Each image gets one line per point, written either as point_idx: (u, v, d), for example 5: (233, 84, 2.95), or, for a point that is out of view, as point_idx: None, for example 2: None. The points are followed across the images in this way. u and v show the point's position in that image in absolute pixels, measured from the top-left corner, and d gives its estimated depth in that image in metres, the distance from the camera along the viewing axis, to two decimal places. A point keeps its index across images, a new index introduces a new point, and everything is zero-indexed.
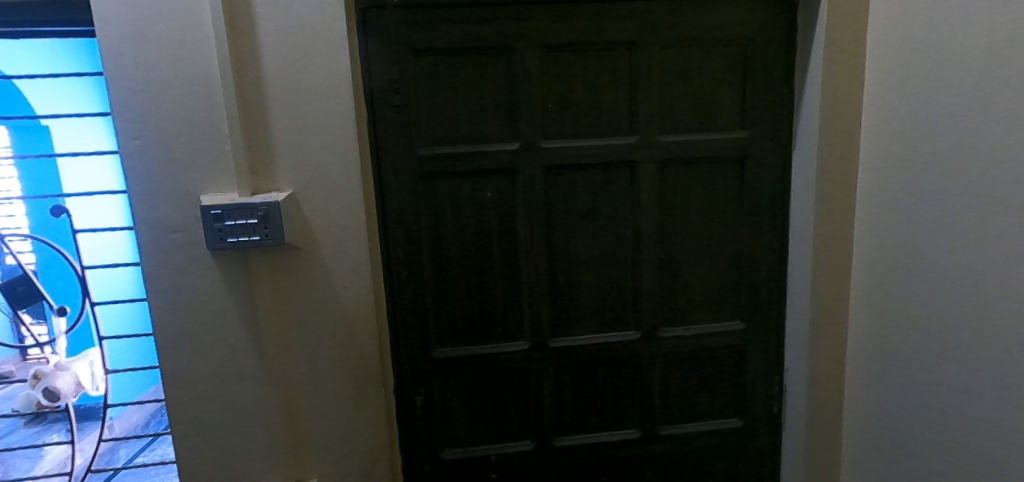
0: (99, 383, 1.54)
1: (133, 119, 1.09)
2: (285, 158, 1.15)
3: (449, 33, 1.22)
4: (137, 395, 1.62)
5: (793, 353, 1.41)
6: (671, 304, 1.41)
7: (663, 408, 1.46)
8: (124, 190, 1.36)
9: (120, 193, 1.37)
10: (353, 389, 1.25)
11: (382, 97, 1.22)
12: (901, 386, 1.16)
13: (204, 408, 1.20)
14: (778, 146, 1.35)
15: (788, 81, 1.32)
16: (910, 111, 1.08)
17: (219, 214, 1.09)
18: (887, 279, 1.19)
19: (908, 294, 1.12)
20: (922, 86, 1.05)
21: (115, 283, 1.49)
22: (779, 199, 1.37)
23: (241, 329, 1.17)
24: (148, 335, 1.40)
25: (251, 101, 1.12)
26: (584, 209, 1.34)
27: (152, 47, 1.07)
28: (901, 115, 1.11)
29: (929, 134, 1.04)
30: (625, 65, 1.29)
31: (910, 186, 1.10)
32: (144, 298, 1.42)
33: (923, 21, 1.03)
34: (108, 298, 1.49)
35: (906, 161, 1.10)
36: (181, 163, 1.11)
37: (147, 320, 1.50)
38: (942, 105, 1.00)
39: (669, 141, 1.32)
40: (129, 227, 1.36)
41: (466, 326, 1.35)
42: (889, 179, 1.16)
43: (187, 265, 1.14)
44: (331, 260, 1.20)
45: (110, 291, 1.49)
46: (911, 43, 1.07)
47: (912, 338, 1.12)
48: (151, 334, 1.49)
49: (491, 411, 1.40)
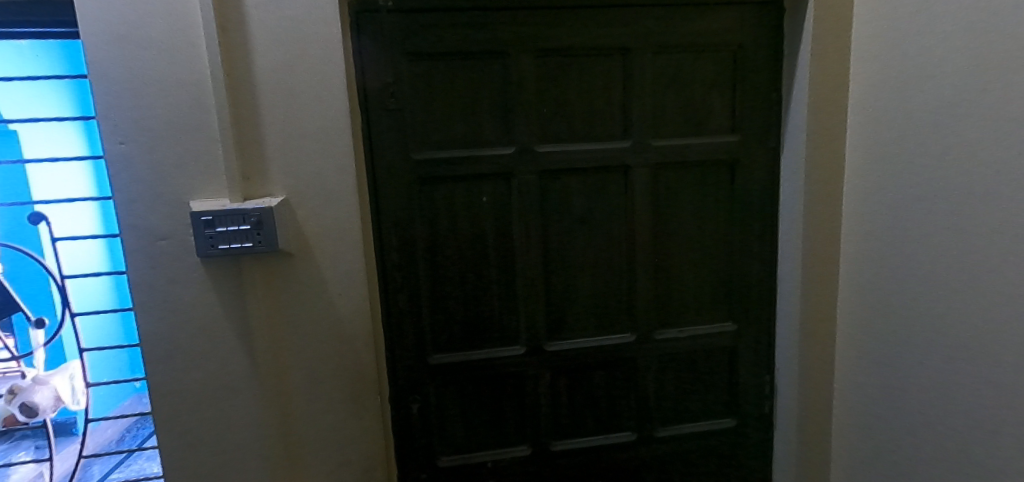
0: (78, 397, 1.47)
1: (119, 124, 1.05)
2: (278, 164, 1.13)
3: (443, 38, 1.21)
4: (114, 408, 1.49)
5: (784, 353, 1.44)
6: (664, 306, 1.42)
7: (659, 411, 1.47)
8: (109, 197, 1.37)
9: (104, 201, 1.39)
10: (348, 398, 1.23)
11: (377, 102, 1.20)
12: (892, 383, 1.19)
13: (193, 421, 1.16)
14: (766, 150, 1.37)
15: (775, 86, 1.35)
16: (895, 117, 1.12)
17: (210, 220, 1.06)
18: (874, 279, 1.22)
19: (896, 292, 1.15)
20: (908, 91, 1.08)
21: (94, 293, 1.43)
22: (769, 202, 1.40)
23: (233, 338, 1.14)
24: (133, 345, 1.45)
25: (243, 104, 1.09)
26: (580, 213, 1.34)
27: (139, 49, 1.04)
28: (885, 121, 1.15)
29: (914, 139, 1.07)
30: (618, 70, 1.30)
31: (896, 189, 1.13)
32: (128, 308, 1.43)
33: (908, 29, 1.06)
34: (89, 308, 1.43)
35: (891, 165, 1.14)
36: (170, 168, 1.08)
37: (131, 331, 1.46)
38: (926, 111, 1.04)
39: (662, 145, 1.34)
40: (115, 235, 1.39)
41: (461, 331, 1.34)
42: (875, 181, 1.19)
43: (176, 273, 1.10)
44: (325, 266, 1.17)
45: (90, 301, 1.43)
46: (895, 49, 1.10)
47: (900, 337, 1.15)
48: (135, 345, 1.44)
49: (488, 417, 1.39)
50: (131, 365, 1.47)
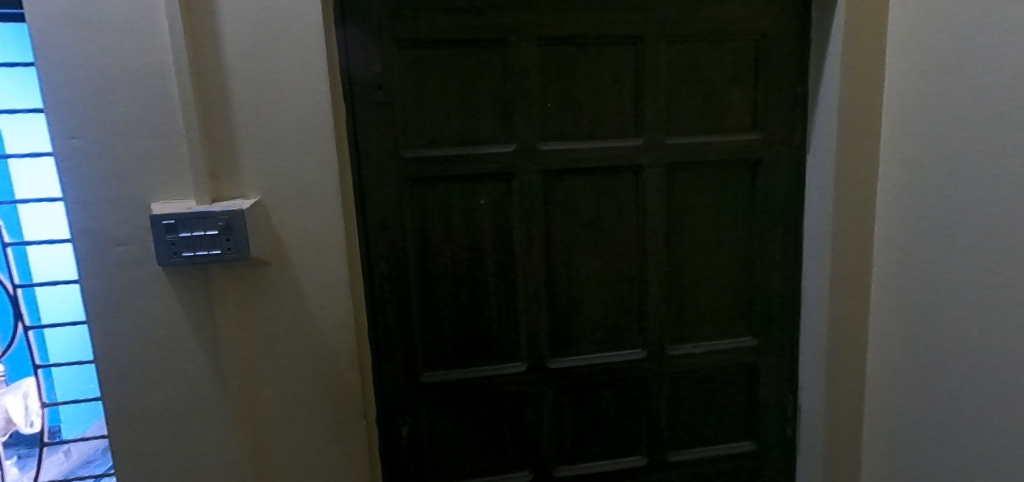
0: (31, 419, 1.32)
1: (71, 115, 0.93)
2: (251, 162, 1.01)
3: (437, 23, 1.10)
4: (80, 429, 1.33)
5: (808, 372, 1.31)
6: (678, 319, 1.30)
7: (672, 432, 1.35)
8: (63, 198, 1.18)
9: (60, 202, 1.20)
10: (330, 422, 1.11)
11: (363, 94, 1.09)
12: (927, 409, 1.07)
13: (157, 447, 1.04)
14: (790, 149, 1.26)
15: (802, 79, 1.23)
16: (932, 113, 1.00)
17: (172, 225, 0.94)
18: (906, 292, 1.10)
19: (930, 308, 1.04)
20: (946, 84, 0.96)
21: (55, 303, 1.24)
22: (793, 206, 1.27)
23: (201, 356, 1.02)
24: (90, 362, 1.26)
25: (212, 94, 0.98)
26: (586, 217, 1.23)
27: (93, 31, 0.92)
28: (921, 118, 1.03)
29: (954, 139, 0.95)
30: (630, 61, 1.19)
31: (932, 194, 1.02)
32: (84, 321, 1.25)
33: (944, 14, 0.95)
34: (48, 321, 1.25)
35: (927, 167, 1.02)
36: (129, 165, 0.96)
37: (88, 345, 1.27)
38: (968, 107, 0.92)
39: (676, 143, 1.22)
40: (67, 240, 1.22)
41: (456, 347, 1.22)
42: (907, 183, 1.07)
43: (135, 283, 0.99)
44: (303, 276, 1.06)
45: (50, 312, 1.24)
46: (931, 36, 0.99)
47: (936, 357, 1.04)
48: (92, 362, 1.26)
49: (485, 440, 1.27)
50: (87, 385, 1.30)
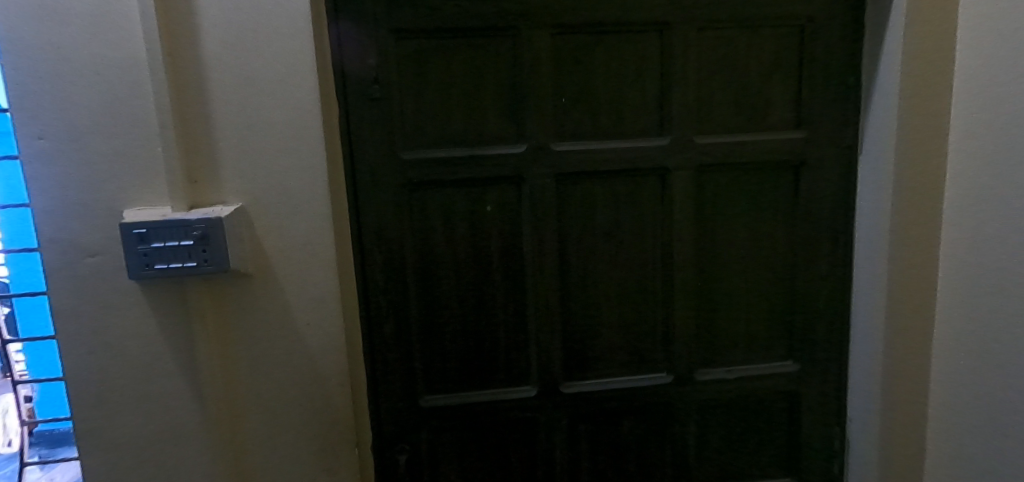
0: (11, 437, 1.10)
1: (36, 114, 0.85)
2: (232, 165, 0.92)
3: (438, 11, 0.99)
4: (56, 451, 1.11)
5: (859, 404, 1.16)
6: (709, 340, 1.16)
7: (700, 466, 1.21)
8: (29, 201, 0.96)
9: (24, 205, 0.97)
10: (318, 450, 1.01)
11: (357, 89, 0.99)
12: (993, 457, 0.91)
13: (133, 474, 0.96)
14: (840, 150, 1.10)
15: (854, 70, 1.08)
16: (1001, 110, 0.85)
17: (144, 234, 0.85)
18: (971, 318, 0.94)
19: (1004, 339, 0.88)
20: (1018, 74, 0.81)
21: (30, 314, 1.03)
22: (843, 214, 1.12)
23: (178, 378, 0.94)
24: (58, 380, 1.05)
25: (189, 91, 0.89)
26: (605, 225, 1.10)
27: (59, 23, 0.84)
28: (989, 115, 0.88)
29: None
30: (656, 51, 1.06)
31: (1000, 205, 0.86)
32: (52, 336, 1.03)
33: None
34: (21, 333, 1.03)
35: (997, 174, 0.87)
36: (99, 169, 0.87)
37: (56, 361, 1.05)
38: None
39: (708, 143, 1.08)
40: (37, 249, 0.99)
41: (459, 368, 1.11)
42: (975, 190, 0.91)
43: (108, 297, 0.90)
44: (289, 291, 0.96)
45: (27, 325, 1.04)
46: (1001, 18, 0.83)
47: (1007, 399, 0.88)
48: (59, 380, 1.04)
49: (491, 471, 1.15)
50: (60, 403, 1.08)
